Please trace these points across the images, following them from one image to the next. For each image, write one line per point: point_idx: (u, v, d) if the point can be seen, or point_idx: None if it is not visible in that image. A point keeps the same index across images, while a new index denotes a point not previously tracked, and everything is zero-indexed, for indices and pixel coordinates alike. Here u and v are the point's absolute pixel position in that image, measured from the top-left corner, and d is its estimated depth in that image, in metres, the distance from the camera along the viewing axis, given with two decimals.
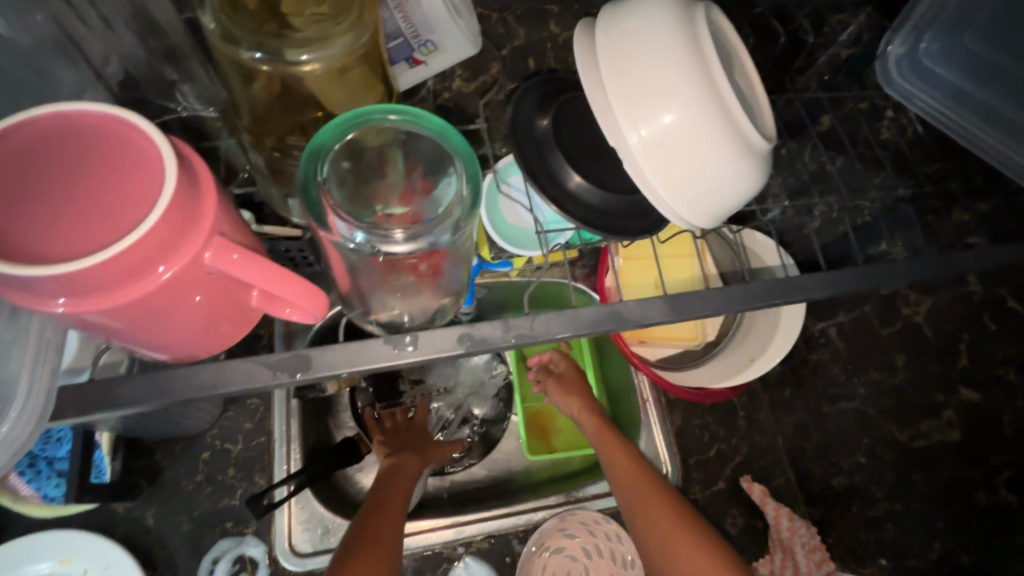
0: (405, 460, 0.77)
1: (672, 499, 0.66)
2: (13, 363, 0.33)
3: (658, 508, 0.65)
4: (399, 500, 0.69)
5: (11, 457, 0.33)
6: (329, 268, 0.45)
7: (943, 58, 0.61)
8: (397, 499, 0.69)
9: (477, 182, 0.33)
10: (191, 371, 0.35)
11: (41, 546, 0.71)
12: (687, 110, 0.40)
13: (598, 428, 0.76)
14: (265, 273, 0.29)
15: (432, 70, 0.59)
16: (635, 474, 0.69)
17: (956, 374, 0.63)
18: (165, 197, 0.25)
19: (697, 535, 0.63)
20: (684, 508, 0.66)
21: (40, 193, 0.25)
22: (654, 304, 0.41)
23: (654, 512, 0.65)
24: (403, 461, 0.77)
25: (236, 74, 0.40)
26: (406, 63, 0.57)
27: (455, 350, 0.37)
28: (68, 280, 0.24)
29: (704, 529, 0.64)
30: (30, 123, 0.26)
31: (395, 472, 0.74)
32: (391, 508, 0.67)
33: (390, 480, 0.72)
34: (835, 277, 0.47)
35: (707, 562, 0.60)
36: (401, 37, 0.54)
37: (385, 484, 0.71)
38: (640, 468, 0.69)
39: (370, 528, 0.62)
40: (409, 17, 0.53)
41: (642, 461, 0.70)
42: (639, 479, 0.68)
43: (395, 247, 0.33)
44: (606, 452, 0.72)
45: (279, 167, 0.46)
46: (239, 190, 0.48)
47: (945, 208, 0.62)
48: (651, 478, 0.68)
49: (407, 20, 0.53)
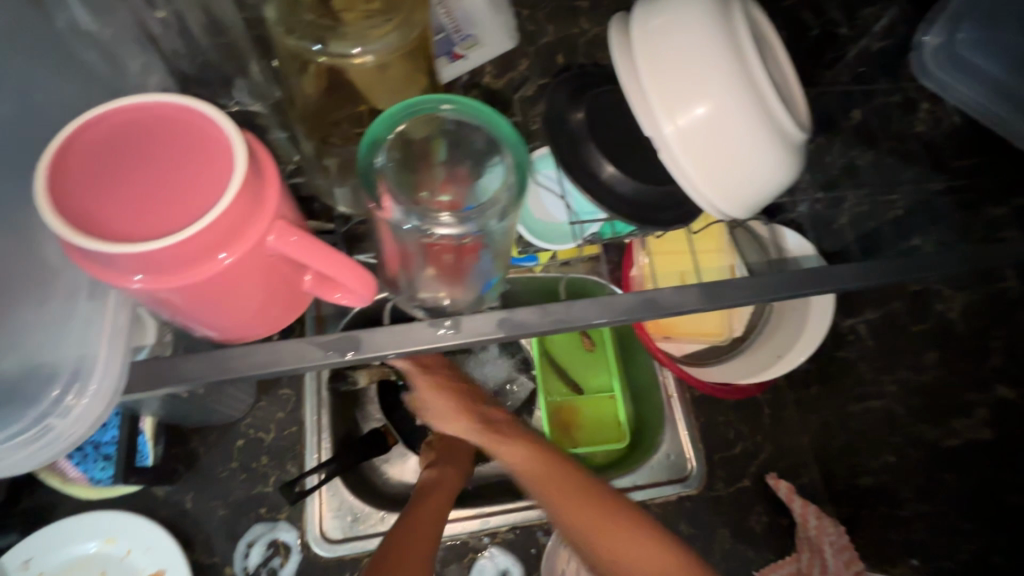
0: (446, 475, 0.73)
1: (585, 482, 0.59)
2: (94, 339, 0.35)
3: (579, 508, 0.57)
4: (435, 523, 0.65)
5: (91, 426, 0.34)
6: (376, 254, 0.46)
7: (977, 50, 0.63)
8: (435, 521, 0.65)
9: (524, 170, 0.34)
10: (246, 352, 0.37)
11: (88, 526, 0.75)
12: (723, 101, 0.41)
13: (469, 417, 0.63)
14: (321, 256, 0.31)
15: (470, 66, 0.64)
16: (550, 472, 0.59)
17: (988, 372, 0.63)
18: (236, 183, 0.27)
19: (609, 522, 0.57)
20: (602, 493, 0.59)
21: (121, 178, 0.27)
22: (689, 292, 0.42)
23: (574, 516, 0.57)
24: (443, 475, 0.73)
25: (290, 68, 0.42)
26: (447, 57, 0.62)
27: (495, 333, 0.38)
28: (146, 258, 0.26)
29: (624, 508, 0.58)
30: (113, 113, 0.28)
31: (434, 488, 0.71)
32: (422, 533, 0.63)
33: (425, 497, 0.69)
34: (867, 269, 0.47)
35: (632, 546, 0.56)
36: (444, 30, 0.60)
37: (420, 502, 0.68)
38: (548, 467, 0.59)
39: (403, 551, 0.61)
40: (451, 13, 0.61)
41: (545, 452, 0.61)
42: (554, 480, 0.58)
43: (443, 233, 0.34)
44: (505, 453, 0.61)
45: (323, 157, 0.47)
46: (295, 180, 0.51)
47: (979, 203, 0.60)
48: (556, 465, 0.60)
49: (450, 17, 0.61)
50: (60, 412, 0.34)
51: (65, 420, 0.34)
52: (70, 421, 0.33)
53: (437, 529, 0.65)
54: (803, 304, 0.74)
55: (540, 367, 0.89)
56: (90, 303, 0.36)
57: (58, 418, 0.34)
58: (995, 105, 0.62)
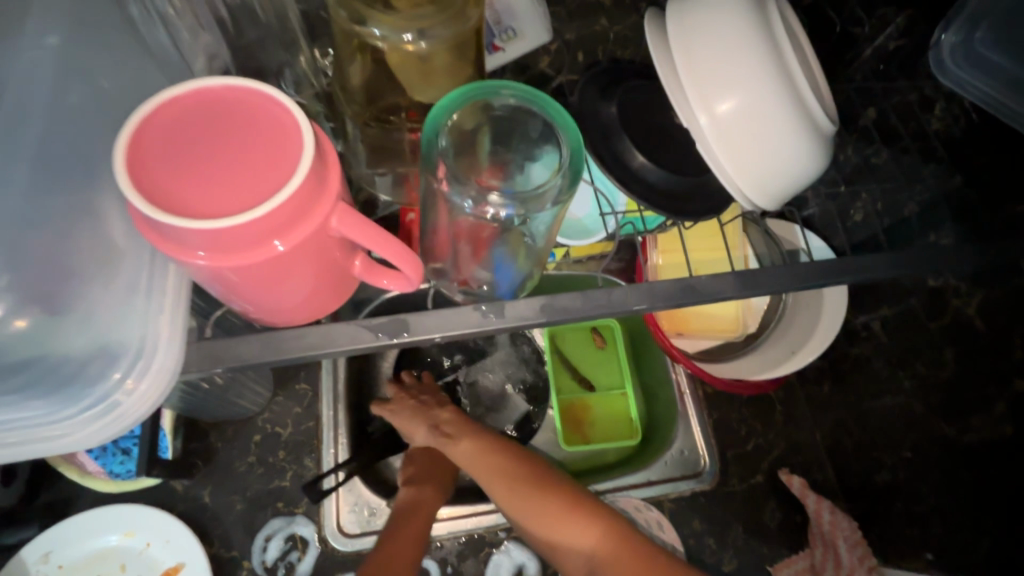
0: (424, 496, 0.72)
1: (530, 471, 0.65)
2: (154, 319, 0.35)
3: (525, 495, 0.63)
4: (413, 549, 0.66)
5: (156, 404, 0.35)
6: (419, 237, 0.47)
7: (996, 45, 0.61)
8: (411, 548, 0.66)
9: (579, 154, 0.34)
10: (295, 334, 0.37)
11: (108, 520, 0.75)
12: (758, 93, 0.42)
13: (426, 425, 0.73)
14: (377, 240, 0.31)
15: (509, 58, 0.64)
16: (492, 466, 0.66)
17: (1010, 367, 0.62)
18: (306, 165, 0.27)
19: (555, 505, 0.63)
20: (545, 480, 0.65)
21: (195, 157, 0.27)
22: (726, 280, 0.42)
23: (521, 504, 0.63)
24: (421, 496, 0.72)
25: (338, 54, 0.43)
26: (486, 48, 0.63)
27: (538, 318, 0.39)
28: (216, 234, 0.27)
29: (564, 488, 0.64)
30: (185, 95, 0.28)
31: (411, 512, 0.70)
32: (401, 557, 0.65)
33: (401, 522, 0.69)
34: (896, 258, 0.48)
35: (574, 522, 0.62)
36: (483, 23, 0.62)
37: (397, 527, 0.68)
38: (493, 457, 0.67)
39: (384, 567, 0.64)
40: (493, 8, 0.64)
41: (491, 447, 0.68)
42: (499, 473, 0.65)
43: (496, 214, 0.36)
44: (456, 454, 0.69)
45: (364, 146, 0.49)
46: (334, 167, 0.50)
47: (997, 201, 0.59)
48: (501, 453, 0.67)
49: (491, 14, 0.64)
50: (124, 389, 0.35)
51: (131, 397, 0.34)
52: (132, 399, 0.34)
53: (416, 552, 0.66)
54: (814, 298, 0.75)
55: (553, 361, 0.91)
56: (150, 283, 0.36)
57: (124, 395, 0.34)
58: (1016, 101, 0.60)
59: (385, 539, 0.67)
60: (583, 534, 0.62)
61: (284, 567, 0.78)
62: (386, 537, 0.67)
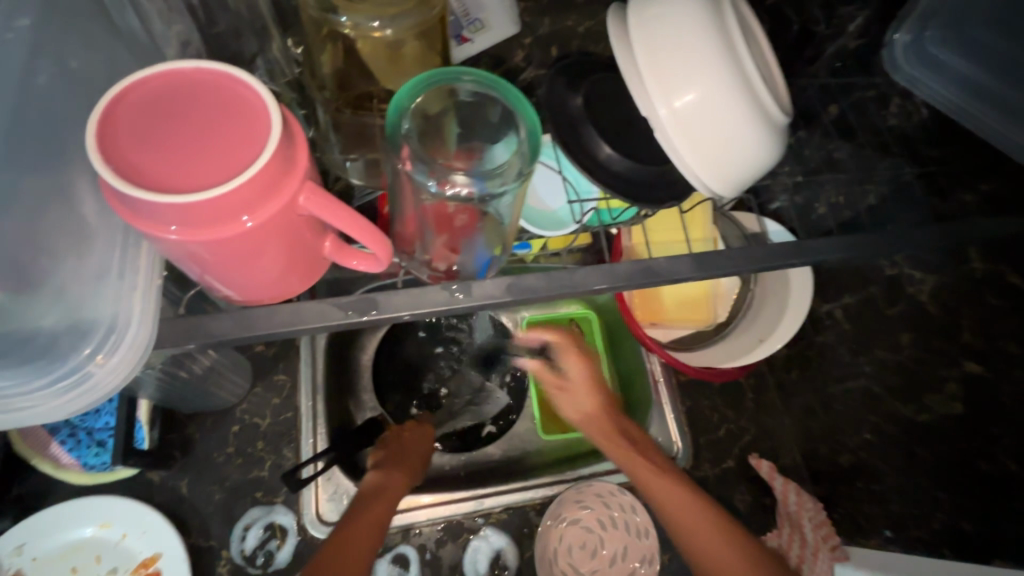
0: (391, 476, 0.72)
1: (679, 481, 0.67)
2: (130, 296, 0.37)
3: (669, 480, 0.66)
4: (376, 528, 0.64)
5: (127, 376, 0.36)
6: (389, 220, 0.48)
7: (946, 45, 0.65)
8: (374, 526, 0.64)
9: (537, 137, 0.36)
10: (268, 311, 0.39)
11: (83, 511, 0.75)
12: (713, 86, 0.44)
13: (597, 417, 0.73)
14: (344, 219, 0.33)
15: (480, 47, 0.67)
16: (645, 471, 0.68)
17: (958, 348, 0.64)
18: (274, 143, 0.28)
19: (699, 512, 0.64)
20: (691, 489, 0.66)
21: (165, 134, 0.28)
22: (682, 261, 0.45)
23: (666, 504, 0.65)
24: (387, 479, 0.71)
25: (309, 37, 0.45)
26: (456, 38, 0.66)
27: (504, 297, 0.41)
28: (188, 209, 0.28)
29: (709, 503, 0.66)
30: (156, 75, 0.29)
31: (374, 493, 0.69)
32: (359, 538, 0.62)
33: (365, 502, 0.67)
34: (846, 243, 0.50)
35: (719, 541, 0.62)
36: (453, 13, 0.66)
37: (361, 508, 0.66)
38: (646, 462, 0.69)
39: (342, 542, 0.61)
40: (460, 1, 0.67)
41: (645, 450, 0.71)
42: (649, 477, 0.68)
43: (460, 192, 0.37)
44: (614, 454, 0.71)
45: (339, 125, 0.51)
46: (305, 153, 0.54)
47: (952, 188, 0.63)
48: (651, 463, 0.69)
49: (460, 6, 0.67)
50: (96, 362, 0.36)
51: (102, 369, 0.36)
52: (109, 371, 0.35)
53: (375, 536, 0.63)
54: (782, 285, 0.78)
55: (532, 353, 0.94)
56: (126, 262, 0.38)
57: (96, 367, 0.36)
58: (966, 101, 0.64)
59: (350, 515, 0.65)
60: (723, 556, 0.61)
61: (263, 556, 0.78)
62: (351, 515, 0.65)
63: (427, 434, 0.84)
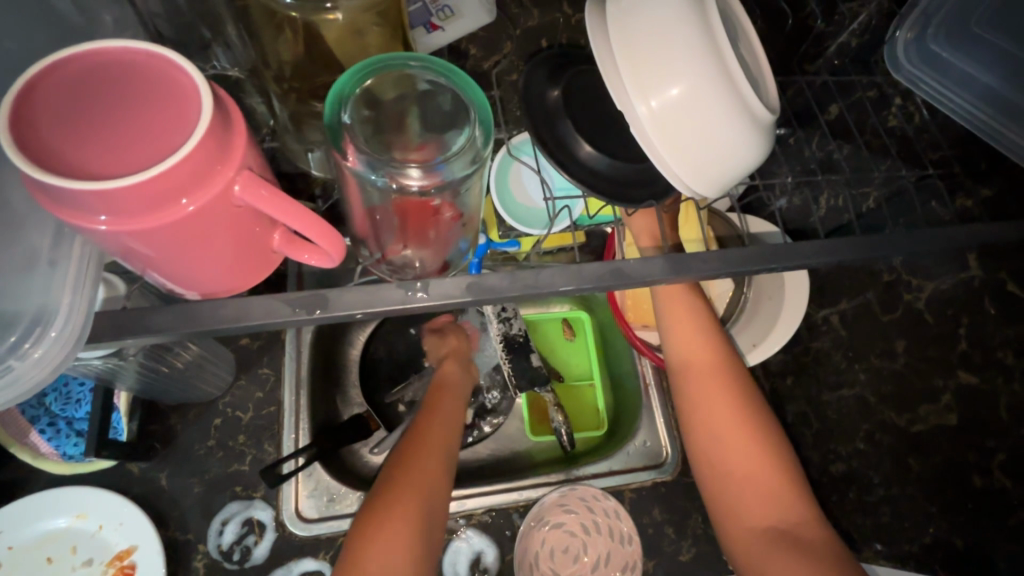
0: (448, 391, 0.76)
1: (782, 467, 0.60)
2: (55, 287, 0.35)
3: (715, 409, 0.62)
4: (448, 429, 0.69)
5: (52, 370, 0.35)
6: (345, 213, 0.48)
7: (951, 42, 0.59)
8: (446, 427, 0.68)
9: (488, 126, 0.36)
10: (215, 306, 0.38)
11: (60, 502, 0.73)
12: (694, 81, 0.42)
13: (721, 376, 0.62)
14: (284, 207, 0.31)
15: (449, 38, 0.65)
16: (739, 448, 0.60)
17: (955, 357, 0.62)
18: (202, 127, 0.27)
19: (781, 503, 0.58)
20: (793, 477, 0.59)
21: (87, 120, 0.27)
22: (655, 262, 0.43)
23: (728, 491, 0.60)
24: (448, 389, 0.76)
25: (272, 23, 0.44)
26: (424, 27, 0.64)
27: (463, 297, 0.39)
28: (109, 196, 0.26)
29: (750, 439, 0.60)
30: (88, 56, 0.29)
31: (441, 402, 0.73)
32: (438, 434, 0.67)
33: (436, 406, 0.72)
34: (831, 245, 0.47)
35: (786, 551, 0.55)
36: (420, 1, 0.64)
37: (430, 412, 0.70)
38: (751, 445, 0.60)
39: (425, 432, 0.66)
40: None
41: (755, 435, 0.61)
42: (738, 454, 0.60)
43: (409, 186, 0.36)
44: (710, 427, 0.62)
45: (302, 115, 0.50)
46: (267, 142, 0.55)
47: (949, 192, 0.61)
48: (749, 441, 0.60)
49: None
50: (19, 355, 0.34)
51: (24, 363, 0.34)
52: (31, 364, 0.34)
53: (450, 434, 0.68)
54: (776, 289, 0.73)
55: (538, 337, 0.96)
56: (55, 252, 0.36)
57: (18, 360, 0.34)
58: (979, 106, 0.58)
59: (423, 417, 0.69)
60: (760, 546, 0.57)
61: (240, 552, 0.76)
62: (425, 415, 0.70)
63: (469, 370, 0.84)
